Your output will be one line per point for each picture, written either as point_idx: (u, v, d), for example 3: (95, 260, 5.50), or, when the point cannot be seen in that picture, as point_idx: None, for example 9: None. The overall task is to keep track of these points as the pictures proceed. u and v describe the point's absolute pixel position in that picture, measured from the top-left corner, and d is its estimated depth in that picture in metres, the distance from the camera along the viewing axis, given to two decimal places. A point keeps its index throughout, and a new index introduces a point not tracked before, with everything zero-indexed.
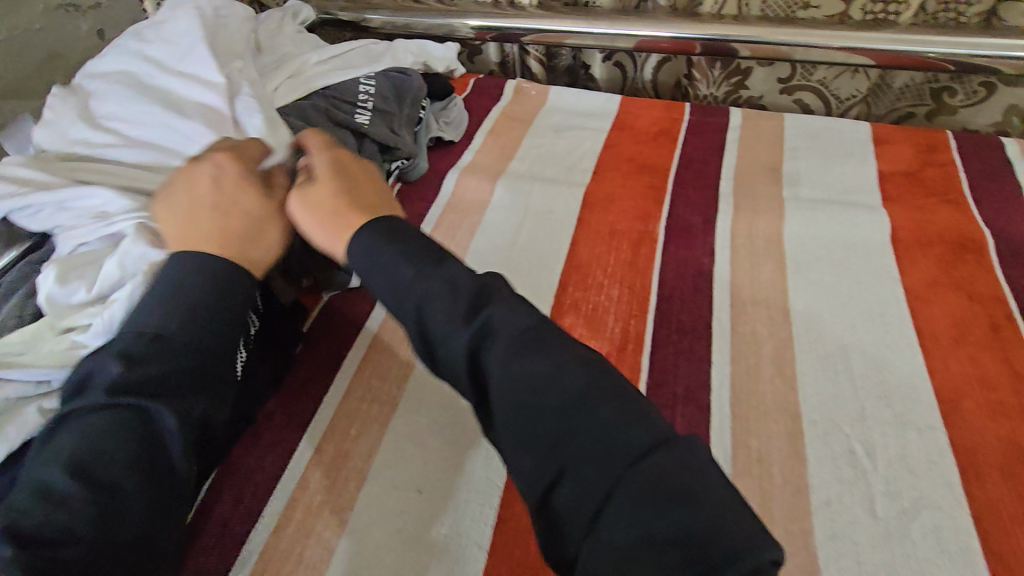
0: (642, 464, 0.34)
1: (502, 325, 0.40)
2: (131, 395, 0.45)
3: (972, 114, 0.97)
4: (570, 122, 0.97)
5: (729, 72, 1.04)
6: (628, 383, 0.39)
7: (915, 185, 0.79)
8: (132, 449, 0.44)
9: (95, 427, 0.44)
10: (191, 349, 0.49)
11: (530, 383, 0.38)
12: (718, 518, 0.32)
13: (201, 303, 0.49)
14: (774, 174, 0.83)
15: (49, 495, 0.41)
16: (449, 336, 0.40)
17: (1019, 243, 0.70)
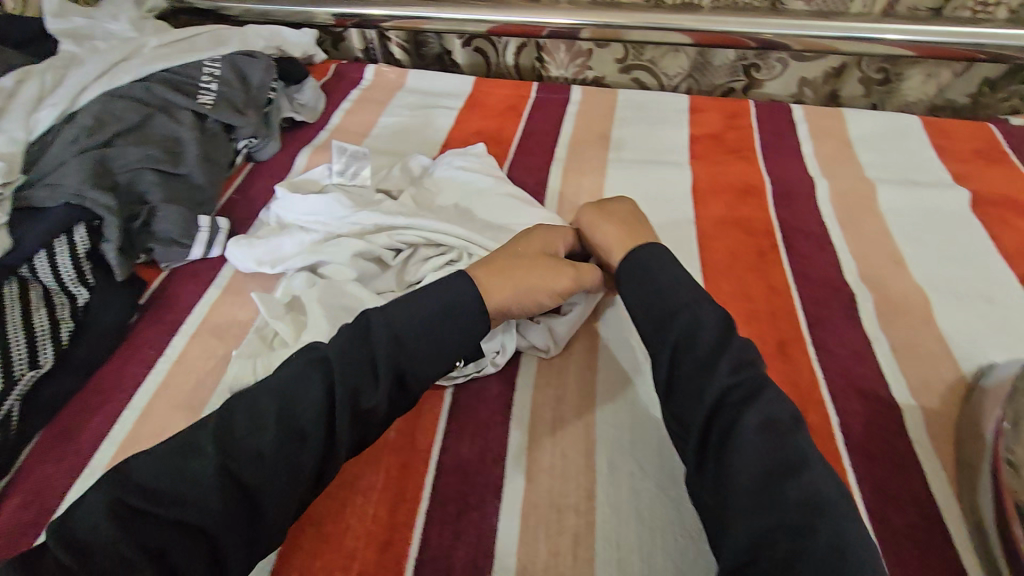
0: (805, 498, 0.40)
1: (770, 407, 0.45)
2: (340, 371, 0.47)
3: (775, 86, 1.13)
4: (425, 101, 1.02)
5: (574, 55, 1.14)
6: (783, 417, 0.45)
7: (717, 145, 0.91)
8: (338, 424, 0.46)
9: (303, 396, 0.46)
10: (445, 327, 0.52)
11: (765, 413, 0.45)
12: (855, 536, 0.39)
13: (453, 307, 0.52)
14: (604, 141, 0.93)
15: (258, 459, 0.43)
16: (737, 415, 0.45)
17: (791, 187, 0.83)
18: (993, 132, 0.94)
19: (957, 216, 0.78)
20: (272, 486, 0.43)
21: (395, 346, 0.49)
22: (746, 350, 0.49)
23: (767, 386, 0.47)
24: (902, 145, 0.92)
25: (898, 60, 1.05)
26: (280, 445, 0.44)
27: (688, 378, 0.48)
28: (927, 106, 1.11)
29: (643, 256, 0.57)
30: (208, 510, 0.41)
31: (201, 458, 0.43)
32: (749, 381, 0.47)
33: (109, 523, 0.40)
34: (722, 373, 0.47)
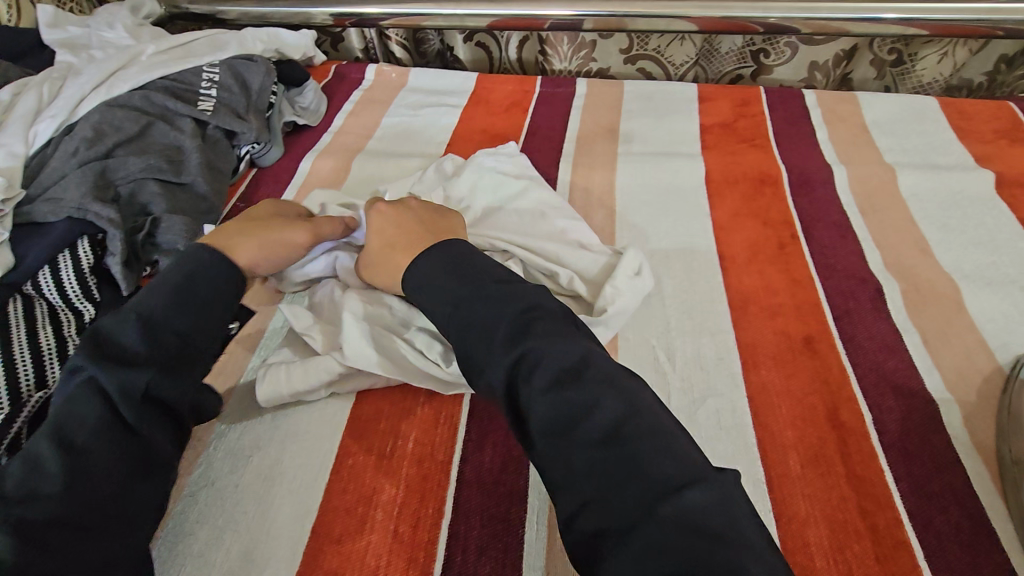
0: (606, 428, 0.40)
1: (587, 370, 0.43)
2: (105, 362, 0.46)
3: (785, 72, 1.11)
4: (428, 100, 1.00)
5: (577, 47, 1.12)
6: (603, 359, 0.45)
7: (729, 134, 0.89)
8: (143, 430, 0.46)
9: (79, 403, 0.44)
10: (197, 309, 0.52)
11: (620, 404, 0.41)
12: (657, 458, 0.38)
13: (185, 288, 0.52)
14: (612, 134, 0.91)
15: (41, 468, 0.41)
16: (529, 376, 0.43)
17: (808, 175, 0.81)
18: (1014, 111, 0.91)
19: (983, 199, 0.75)
20: (109, 496, 0.42)
21: (169, 325, 0.50)
22: (528, 317, 0.47)
23: (550, 347, 0.44)
24: (920, 128, 0.89)
25: (912, 40, 1.02)
26: (74, 461, 0.42)
27: (479, 355, 0.46)
28: (941, 86, 1.09)
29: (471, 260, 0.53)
30: (17, 531, 0.38)
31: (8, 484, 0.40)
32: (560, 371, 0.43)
33: None
34: (499, 347, 0.45)
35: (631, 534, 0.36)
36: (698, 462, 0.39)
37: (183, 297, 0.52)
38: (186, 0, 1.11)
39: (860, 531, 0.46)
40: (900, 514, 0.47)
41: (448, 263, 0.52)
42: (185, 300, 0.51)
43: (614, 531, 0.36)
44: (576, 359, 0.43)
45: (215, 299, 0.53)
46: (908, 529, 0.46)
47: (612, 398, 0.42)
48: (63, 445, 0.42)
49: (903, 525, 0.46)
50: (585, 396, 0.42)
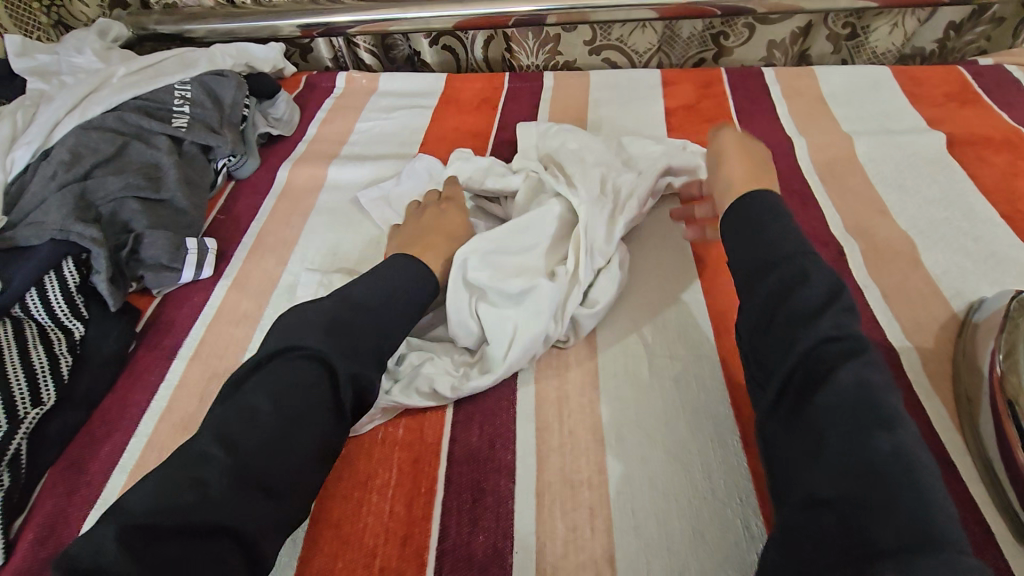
0: (891, 451, 0.36)
1: (870, 365, 0.40)
2: (331, 350, 0.47)
3: (745, 53, 1.14)
4: (400, 103, 1.02)
5: (543, 42, 1.14)
6: (894, 401, 0.39)
7: (693, 115, 0.92)
8: (342, 399, 0.47)
9: (297, 373, 0.46)
10: (376, 310, 0.53)
11: (856, 380, 0.39)
12: (940, 509, 0.33)
13: (398, 284, 0.55)
14: (581, 123, 0.93)
15: (252, 423, 0.43)
16: (831, 368, 0.40)
17: (770, 148, 0.84)
18: (963, 75, 0.95)
19: (936, 159, 0.79)
20: (280, 478, 0.42)
21: (363, 311, 0.52)
22: (843, 326, 0.42)
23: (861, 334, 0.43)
24: (876, 96, 0.93)
25: (863, 13, 1.06)
26: (280, 425, 0.43)
27: (778, 331, 0.44)
28: (895, 56, 1.13)
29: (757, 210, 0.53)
30: (221, 505, 0.39)
31: (212, 459, 0.41)
32: (858, 339, 0.41)
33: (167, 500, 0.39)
34: (825, 326, 0.42)
35: (860, 521, 0.33)
36: (930, 470, 0.36)
37: (384, 296, 0.54)
38: (153, 21, 1.11)
39: None
40: None
41: (753, 213, 0.53)
42: (387, 297, 0.54)
43: (833, 505, 0.35)
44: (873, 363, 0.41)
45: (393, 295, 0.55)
46: None
47: (909, 424, 0.38)
48: (253, 410, 0.44)
49: None
50: (865, 383, 0.39)
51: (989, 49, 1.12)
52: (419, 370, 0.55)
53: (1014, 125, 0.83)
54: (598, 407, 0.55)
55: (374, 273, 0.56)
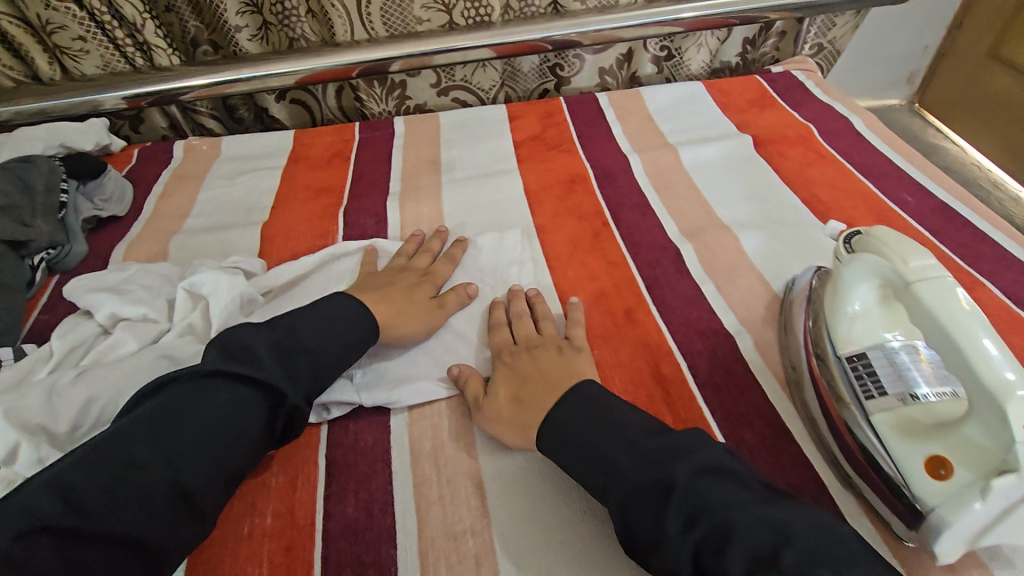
0: None
1: (751, 538, 0.37)
2: (280, 374, 0.51)
3: (580, 81, 1.23)
4: (247, 166, 0.98)
5: (389, 88, 1.16)
6: (804, 524, 0.38)
7: (539, 144, 0.97)
8: (276, 417, 0.51)
9: (221, 393, 0.49)
10: (330, 352, 0.56)
11: (745, 547, 0.37)
12: None
13: (338, 341, 0.57)
14: (435, 165, 0.95)
15: (192, 423, 0.46)
16: (722, 566, 0.36)
17: (610, 167, 0.91)
18: (760, 84, 1.09)
19: (747, 159, 0.90)
20: (212, 493, 0.45)
21: (233, 360, 0.51)
22: (700, 478, 0.42)
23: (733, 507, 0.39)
24: (695, 109, 1.04)
25: (674, 37, 1.19)
26: (221, 424, 0.47)
27: (639, 516, 0.42)
28: (706, 70, 1.27)
29: (576, 425, 0.49)
30: (154, 487, 0.42)
31: (143, 464, 0.43)
32: (715, 523, 0.38)
33: (126, 485, 0.41)
34: (673, 525, 0.40)
35: None
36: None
37: (232, 351, 0.52)
38: None
39: None
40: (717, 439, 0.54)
41: (587, 409, 0.50)
42: (206, 401, 0.48)
43: None
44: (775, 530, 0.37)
45: (315, 362, 0.54)
46: None
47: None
48: (199, 411, 0.47)
49: None
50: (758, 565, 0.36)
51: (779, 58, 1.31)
52: None
53: (802, 122, 0.97)
54: (475, 450, 0.55)
55: (335, 328, 0.57)
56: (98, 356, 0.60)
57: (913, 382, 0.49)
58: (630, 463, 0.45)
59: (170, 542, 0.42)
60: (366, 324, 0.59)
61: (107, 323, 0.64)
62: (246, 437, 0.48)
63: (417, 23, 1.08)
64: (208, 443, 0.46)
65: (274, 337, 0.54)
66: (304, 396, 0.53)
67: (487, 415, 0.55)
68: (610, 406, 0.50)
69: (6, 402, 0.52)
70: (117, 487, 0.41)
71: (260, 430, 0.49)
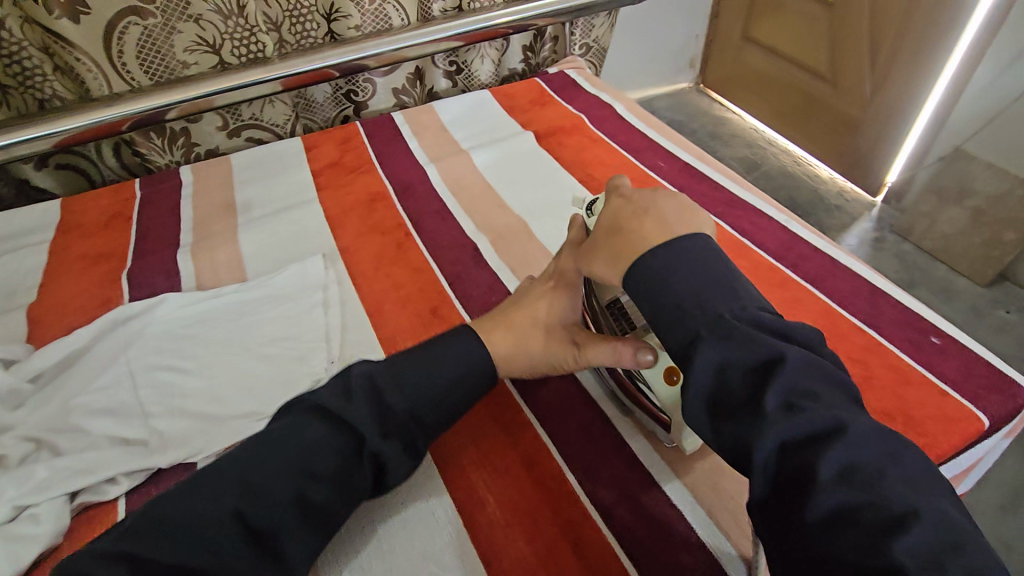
0: (859, 476, 0.34)
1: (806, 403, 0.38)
2: (367, 412, 0.51)
3: (377, 103, 1.26)
4: (4, 247, 0.86)
5: (171, 138, 1.09)
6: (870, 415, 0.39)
7: (338, 170, 0.98)
8: (363, 461, 0.50)
9: (305, 427, 0.50)
10: (432, 383, 0.54)
11: (813, 418, 0.37)
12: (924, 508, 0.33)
13: (462, 368, 0.56)
14: (231, 208, 0.91)
15: (263, 462, 0.48)
16: (781, 429, 0.37)
17: (409, 180, 0.94)
18: (538, 84, 1.20)
19: (532, 153, 0.99)
20: (290, 533, 0.46)
21: (343, 396, 0.52)
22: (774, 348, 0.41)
23: (815, 386, 0.39)
24: (483, 114, 1.12)
25: (457, 52, 1.27)
26: (304, 461, 0.48)
27: (701, 383, 0.42)
28: (495, 78, 1.37)
29: (673, 267, 0.47)
30: (218, 526, 0.45)
31: (217, 501, 0.46)
32: (823, 420, 0.36)
33: (189, 524, 0.44)
34: (739, 395, 0.40)
35: (823, 536, 0.33)
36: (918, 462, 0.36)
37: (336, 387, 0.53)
38: None
39: (500, 437, 0.58)
40: (521, 409, 0.60)
41: (704, 258, 0.47)
42: (294, 443, 0.49)
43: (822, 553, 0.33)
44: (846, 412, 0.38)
45: (431, 394, 0.54)
46: (530, 420, 0.59)
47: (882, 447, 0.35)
48: (279, 444, 0.49)
49: (527, 419, 0.59)
50: (852, 473, 0.34)
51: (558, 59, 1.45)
52: None
53: (576, 113, 1.09)
54: None
55: (455, 359, 0.56)
56: None
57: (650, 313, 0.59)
58: (695, 337, 0.43)
59: (240, 574, 0.44)
60: (474, 352, 0.57)
61: None
62: (322, 475, 0.48)
63: (183, 67, 1.03)
64: (283, 488, 0.47)
65: (396, 369, 0.55)
66: (396, 442, 0.52)
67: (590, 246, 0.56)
68: (710, 266, 0.46)
69: None
70: (179, 524, 0.44)
71: (336, 474, 0.49)
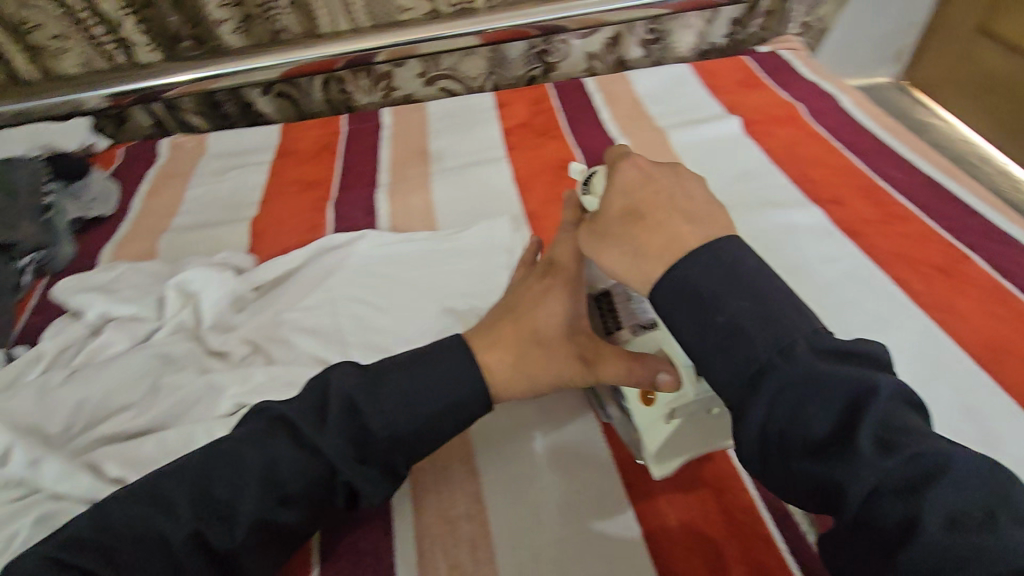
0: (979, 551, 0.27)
1: (914, 449, 0.30)
2: (317, 440, 0.44)
3: (568, 67, 1.22)
4: (233, 162, 0.97)
5: (376, 80, 1.15)
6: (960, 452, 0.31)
7: (528, 132, 0.97)
8: (309, 494, 0.44)
9: (238, 455, 0.43)
10: (465, 387, 0.48)
11: (920, 473, 0.29)
12: None
13: (405, 405, 0.47)
14: (424, 156, 0.94)
15: (159, 505, 0.41)
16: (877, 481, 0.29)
17: (599, 152, 0.90)
18: (748, 64, 1.08)
19: (736, 140, 0.89)
20: (246, 557, 0.42)
21: (315, 408, 0.45)
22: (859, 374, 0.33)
23: (905, 421, 0.31)
24: (683, 91, 1.03)
25: (660, 20, 1.18)
26: (265, 485, 0.42)
27: (790, 429, 0.33)
28: (694, 53, 1.27)
29: (710, 279, 0.38)
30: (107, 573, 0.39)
31: (175, 517, 0.41)
32: (922, 461, 0.29)
33: (126, 545, 0.40)
34: (823, 434, 0.32)
35: None
36: None
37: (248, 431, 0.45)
38: None
39: None
40: None
41: (718, 278, 0.37)
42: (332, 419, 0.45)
43: None
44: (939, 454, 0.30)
45: (294, 471, 0.43)
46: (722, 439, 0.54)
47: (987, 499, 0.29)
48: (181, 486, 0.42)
49: None
50: (959, 527, 0.28)
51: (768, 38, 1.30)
52: None
53: (791, 101, 0.96)
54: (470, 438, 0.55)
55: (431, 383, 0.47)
56: (88, 356, 0.60)
57: (644, 315, 0.54)
58: (742, 368, 0.35)
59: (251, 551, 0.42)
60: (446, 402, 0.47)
61: (97, 322, 0.64)
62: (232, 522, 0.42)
63: (400, 12, 1.06)
64: (250, 503, 0.42)
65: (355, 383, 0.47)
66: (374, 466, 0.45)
67: (593, 232, 0.44)
68: (707, 309, 0.37)
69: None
70: (129, 540, 0.40)
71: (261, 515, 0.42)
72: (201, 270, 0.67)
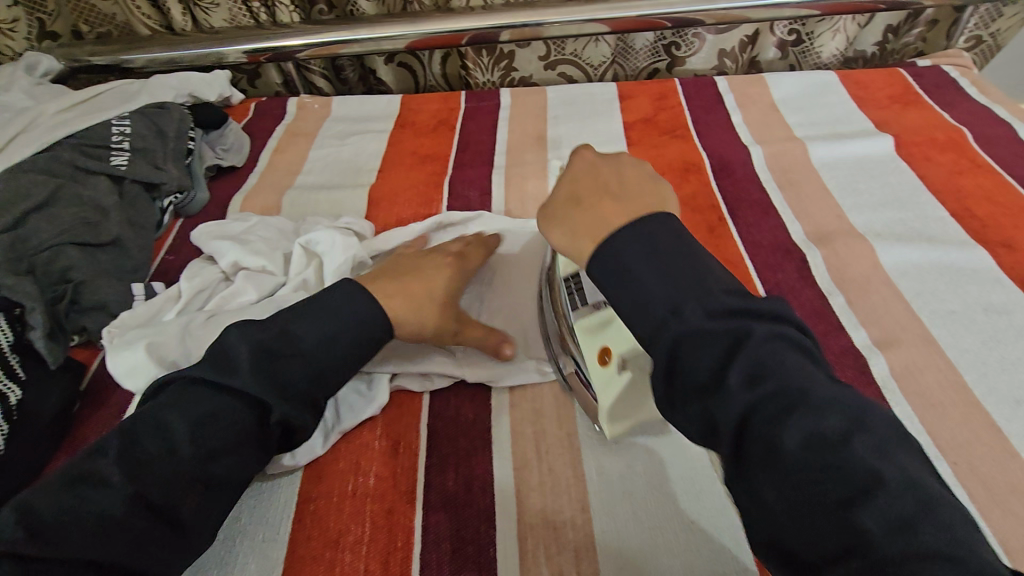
0: (853, 484, 0.31)
1: (807, 413, 0.34)
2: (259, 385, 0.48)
3: (697, 63, 1.16)
4: (355, 128, 0.99)
5: (497, 59, 1.13)
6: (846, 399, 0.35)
7: (652, 128, 0.92)
8: (263, 432, 0.48)
9: (185, 406, 0.46)
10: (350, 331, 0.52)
11: (795, 415, 0.34)
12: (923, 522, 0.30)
13: (333, 334, 0.52)
14: (541, 141, 0.92)
15: (125, 460, 0.43)
16: (762, 419, 0.34)
17: (727, 158, 0.85)
18: (903, 77, 0.98)
19: (886, 161, 0.81)
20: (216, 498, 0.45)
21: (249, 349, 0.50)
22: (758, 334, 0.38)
23: (790, 368, 0.36)
24: (826, 101, 0.95)
25: (806, 21, 1.09)
26: (202, 433, 0.45)
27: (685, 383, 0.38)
28: (837, 60, 1.16)
29: (633, 252, 0.44)
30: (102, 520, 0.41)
31: (121, 477, 0.43)
32: (802, 399, 0.34)
33: (87, 510, 0.41)
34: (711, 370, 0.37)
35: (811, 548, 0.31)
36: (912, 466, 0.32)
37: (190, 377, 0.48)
38: (85, 53, 1.06)
39: None
40: None
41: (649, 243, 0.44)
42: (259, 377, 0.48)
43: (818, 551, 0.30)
44: (825, 398, 0.35)
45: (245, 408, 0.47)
46: None
47: (868, 447, 0.32)
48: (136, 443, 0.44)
49: None
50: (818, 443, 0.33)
51: (925, 50, 1.17)
52: (131, 356, 0.55)
53: (955, 125, 0.86)
54: (578, 442, 0.54)
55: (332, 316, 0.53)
56: (221, 302, 0.63)
57: None
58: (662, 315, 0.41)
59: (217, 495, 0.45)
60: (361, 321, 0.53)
61: (229, 270, 0.67)
62: (207, 460, 0.45)
63: None
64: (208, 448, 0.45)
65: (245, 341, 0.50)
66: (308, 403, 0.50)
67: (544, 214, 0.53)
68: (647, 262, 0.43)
69: (148, 337, 0.57)
70: (88, 507, 0.41)
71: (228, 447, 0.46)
72: (328, 231, 0.67)
